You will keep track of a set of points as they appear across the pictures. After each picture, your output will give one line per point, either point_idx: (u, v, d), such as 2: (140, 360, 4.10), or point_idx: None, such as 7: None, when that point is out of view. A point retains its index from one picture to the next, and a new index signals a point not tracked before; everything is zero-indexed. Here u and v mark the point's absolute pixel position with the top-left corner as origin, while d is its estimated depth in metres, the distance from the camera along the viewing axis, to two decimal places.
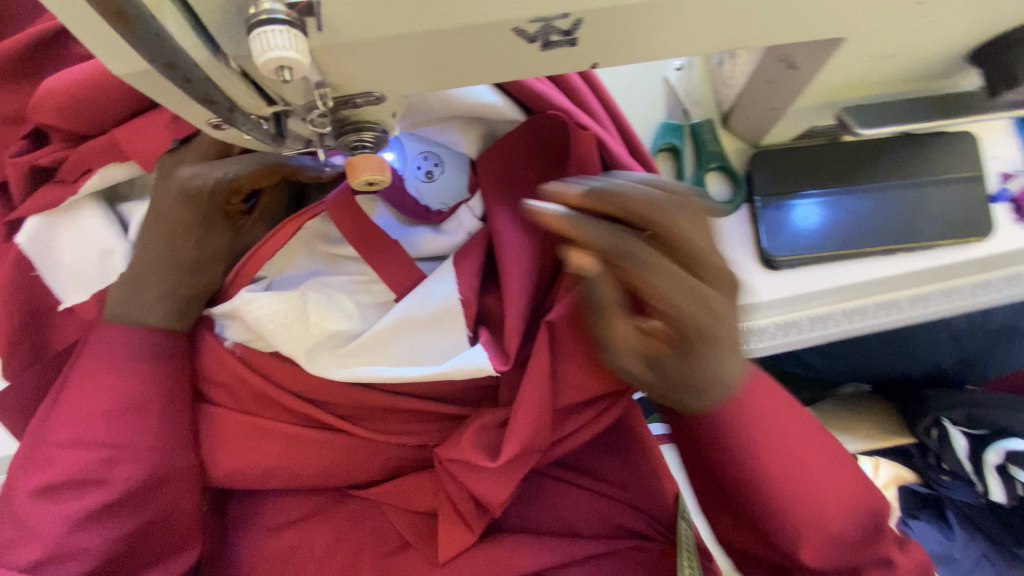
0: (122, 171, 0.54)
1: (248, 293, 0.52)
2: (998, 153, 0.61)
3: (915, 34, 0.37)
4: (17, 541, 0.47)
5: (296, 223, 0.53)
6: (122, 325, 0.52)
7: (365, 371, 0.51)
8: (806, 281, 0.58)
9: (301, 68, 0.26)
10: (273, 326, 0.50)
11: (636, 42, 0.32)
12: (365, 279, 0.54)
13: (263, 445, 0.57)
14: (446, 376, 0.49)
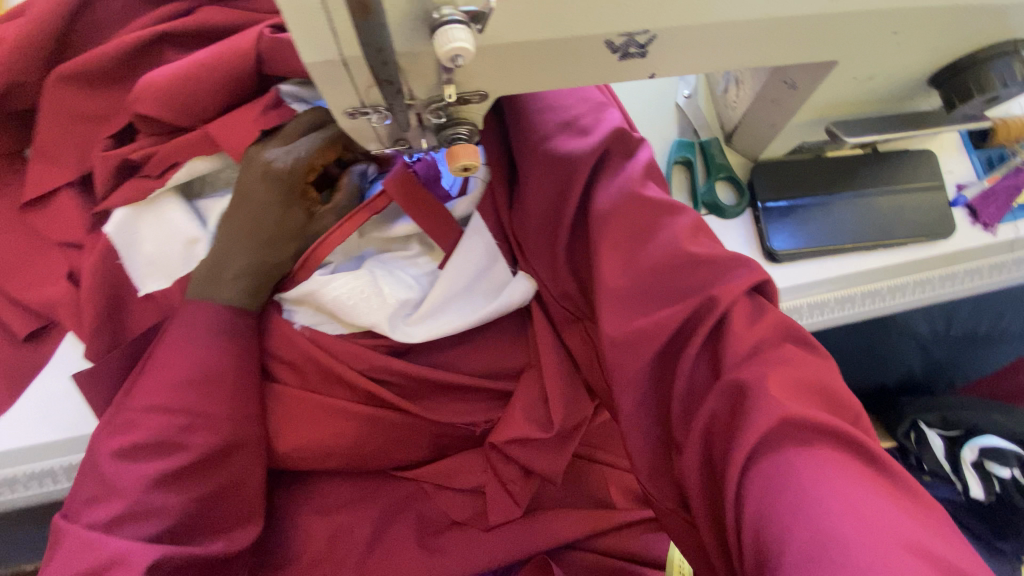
0: (206, 163, 0.59)
1: (320, 277, 0.59)
2: (951, 169, 0.73)
3: (890, 58, 0.47)
4: (101, 499, 0.50)
5: (356, 218, 0.58)
6: (203, 304, 0.57)
7: (436, 326, 0.61)
8: (804, 273, 0.68)
9: (467, 59, 0.33)
10: (352, 300, 0.58)
11: (686, 58, 0.41)
12: (409, 251, 0.64)
13: (324, 422, 0.61)
14: (505, 307, 0.61)
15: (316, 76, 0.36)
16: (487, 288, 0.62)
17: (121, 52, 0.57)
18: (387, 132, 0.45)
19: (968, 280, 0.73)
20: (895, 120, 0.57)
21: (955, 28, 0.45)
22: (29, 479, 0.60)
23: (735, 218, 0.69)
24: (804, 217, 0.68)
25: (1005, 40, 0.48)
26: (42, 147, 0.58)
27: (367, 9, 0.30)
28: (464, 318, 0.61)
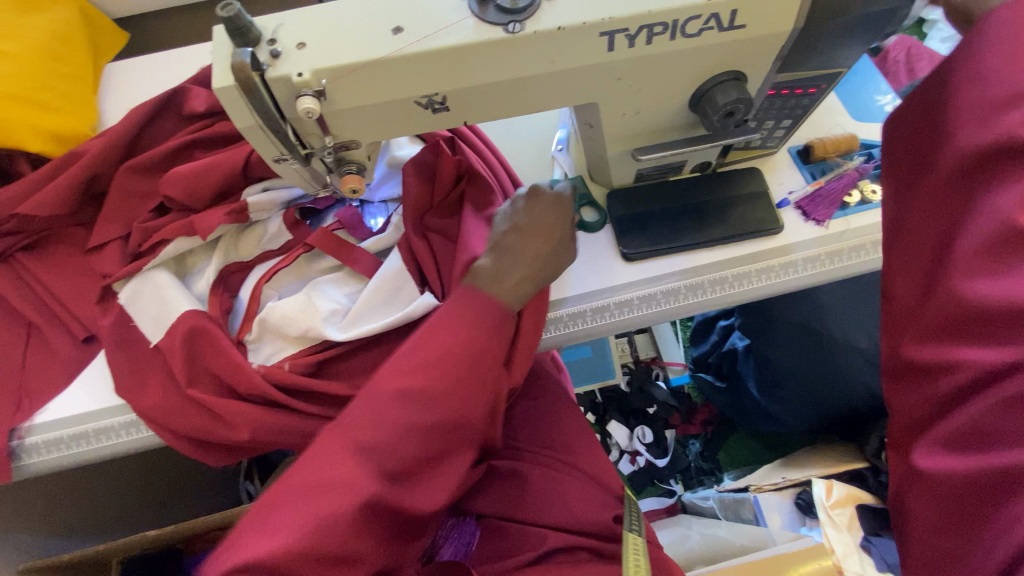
0: (187, 242, 0.83)
1: (271, 303, 0.80)
2: (782, 181, 0.90)
3: (637, 96, 0.69)
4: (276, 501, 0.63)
5: (292, 255, 0.83)
6: (190, 318, 0.77)
7: (356, 330, 0.79)
8: (653, 267, 0.84)
9: (318, 114, 0.59)
10: (295, 312, 0.79)
11: (480, 109, 0.66)
12: (341, 275, 0.84)
13: (277, 413, 0.78)
14: (411, 314, 0.79)
15: (251, 140, 0.62)
16: (399, 296, 0.81)
17: (162, 153, 0.88)
18: (303, 174, 0.70)
19: (814, 264, 0.86)
20: (684, 141, 0.77)
21: (668, 73, 0.66)
22: (70, 439, 0.80)
23: (598, 231, 0.87)
24: (654, 225, 0.85)
25: (721, 73, 0.68)
26: (107, 216, 0.88)
27: (252, 92, 0.56)
28: (379, 322, 0.79)
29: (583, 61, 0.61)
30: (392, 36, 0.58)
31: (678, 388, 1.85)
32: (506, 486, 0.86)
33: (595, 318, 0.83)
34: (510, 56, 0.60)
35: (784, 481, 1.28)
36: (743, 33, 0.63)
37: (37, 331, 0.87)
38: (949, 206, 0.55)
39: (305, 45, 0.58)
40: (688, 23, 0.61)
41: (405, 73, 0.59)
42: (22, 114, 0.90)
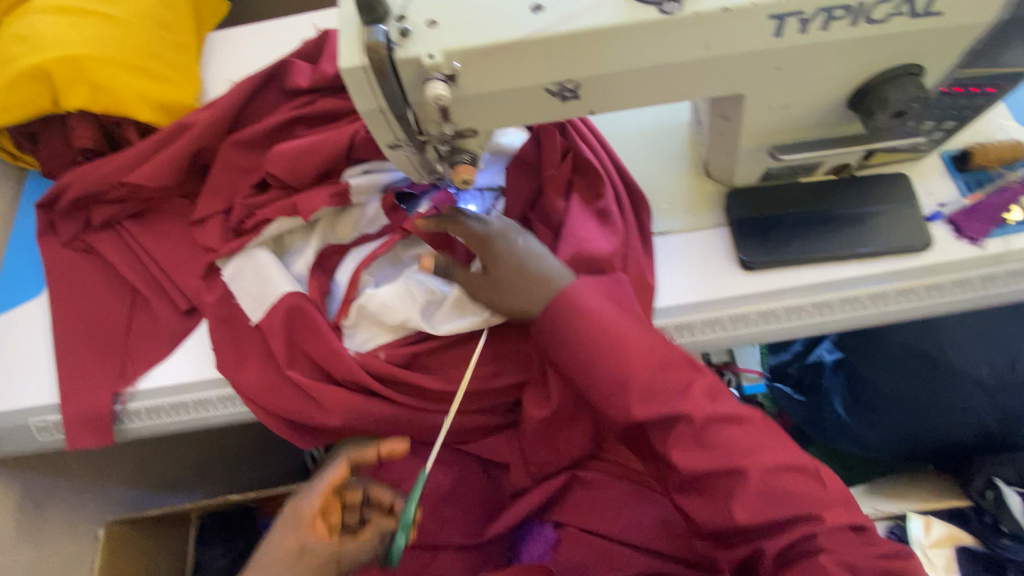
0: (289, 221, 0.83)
1: (368, 290, 0.79)
2: (932, 190, 0.78)
3: (791, 90, 0.61)
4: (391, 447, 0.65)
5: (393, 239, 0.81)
6: (293, 299, 0.77)
7: (455, 324, 0.77)
8: (777, 279, 0.76)
9: (447, 101, 0.54)
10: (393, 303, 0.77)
11: (612, 100, 0.60)
12: None
13: (373, 401, 0.77)
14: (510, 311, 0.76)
15: (370, 123, 0.59)
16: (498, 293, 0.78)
17: (266, 128, 0.88)
18: (415, 162, 0.66)
19: (961, 288, 0.76)
20: (831, 141, 0.68)
21: (836, 64, 0.58)
22: (172, 408, 0.82)
23: (712, 235, 0.81)
24: (780, 233, 0.77)
25: (894, 67, 0.59)
26: (211, 189, 0.89)
27: (383, 73, 0.53)
28: (478, 317, 0.77)
29: (742, 47, 0.54)
30: (532, 15, 0.53)
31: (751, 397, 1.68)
32: (594, 497, 0.83)
33: (704, 331, 0.77)
34: (661, 41, 0.53)
35: (874, 512, 1.17)
36: (938, 21, 0.54)
37: (141, 299, 0.89)
38: (570, 337, 0.66)
39: (436, 23, 0.54)
40: (875, 7, 0.52)
41: (542, 56, 0.54)
42: (132, 82, 0.91)
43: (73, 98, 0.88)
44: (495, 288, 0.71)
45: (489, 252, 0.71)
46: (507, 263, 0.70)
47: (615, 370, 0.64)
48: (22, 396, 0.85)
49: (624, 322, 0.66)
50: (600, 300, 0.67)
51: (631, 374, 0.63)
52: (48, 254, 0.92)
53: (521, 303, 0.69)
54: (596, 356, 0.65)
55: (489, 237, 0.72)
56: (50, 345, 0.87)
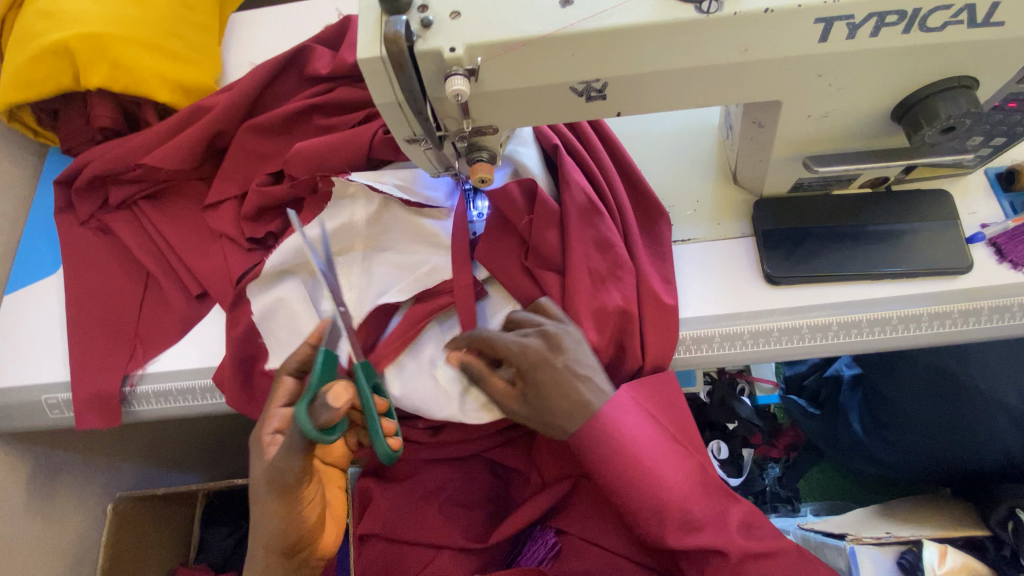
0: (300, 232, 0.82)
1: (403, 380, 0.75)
2: (974, 210, 0.74)
3: (833, 98, 0.57)
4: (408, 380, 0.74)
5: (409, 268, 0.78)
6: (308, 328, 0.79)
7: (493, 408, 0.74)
8: (804, 296, 0.73)
9: (467, 97, 0.52)
10: (424, 402, 0.74)
11: (637, 102, 0.56)
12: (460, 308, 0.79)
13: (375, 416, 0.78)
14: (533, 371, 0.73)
15: (387, 116, 0.57)
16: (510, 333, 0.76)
17: (285, 115, 0.87)
18: (434, 157, 0.64)
19: (1005, 316, 0.71)
20: (872, 154, 0.64)
21: (884, 72, 0.54)
22: (178, 393, 0.82)
23: (735, 245, 0.77)
24: (810, 246, 0.74)
25: (948, 77, 0.55)
26: (228, 176, 0.89)
27: (401, 67, 0.50)
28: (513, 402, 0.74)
29: (785, 51, 0.51)
30: (560, 9, 0.50)
31: (763, 407, 1.62)
32: (600, 515, 0.78)
33: (722, 347, 0.74)
34: (695, 40, 0.50)
35: (887, 536, 1.11)
36: (998, 32, 0.50)
37: (154, 281, 0.89)
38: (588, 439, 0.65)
39: (460, 14, 0.51)
40: (931, 14, 0.48)
41: (567, 54, 0.51)
42: (152, 62, 0.91)
43: (93, 75, 0.88)
44: (536, 410, 0.67)
45: (527, 376, 0.66)
46: (545, 396, 0.65)
47: (651, 491, 0.64)
48: (36, 373, 0.85)
49: (653, 442, 0.66)
50: (634, 417, 0.66)
51: (660, 495, 0.64)
52: (65, 232, 0.92)
53: (562, 427, 0.66)
54: (629, 479, 0.64)
55: (530, 361, 0.65)
56: (64, 323, 0.87)
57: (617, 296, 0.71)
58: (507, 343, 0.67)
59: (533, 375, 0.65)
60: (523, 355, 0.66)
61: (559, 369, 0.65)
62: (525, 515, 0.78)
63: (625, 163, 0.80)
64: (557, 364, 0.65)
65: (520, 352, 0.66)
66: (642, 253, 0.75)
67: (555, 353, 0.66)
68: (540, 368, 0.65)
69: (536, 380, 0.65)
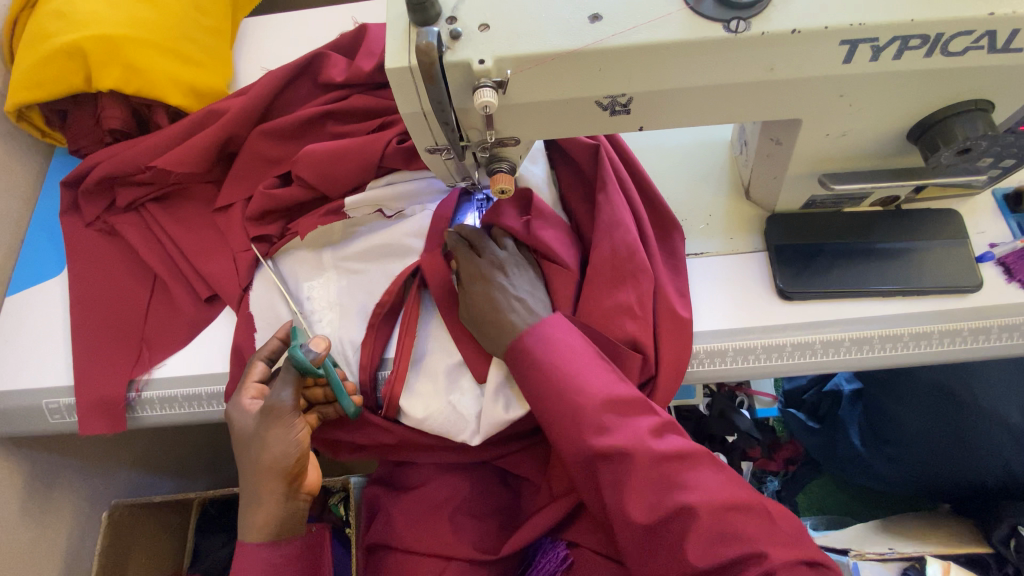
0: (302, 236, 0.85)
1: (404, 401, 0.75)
2: (982, 229, 0.75)
3: (852, 118, 0.58)
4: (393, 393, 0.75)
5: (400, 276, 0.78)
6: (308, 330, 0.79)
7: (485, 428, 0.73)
8: (817, 311, 0.73)
9: (495, 109, 0.52)
10: (445, 428, 0.74)
11: (660, 117, 0.57)
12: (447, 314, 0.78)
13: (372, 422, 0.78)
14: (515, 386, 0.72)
15: (411, 125, 0.57)
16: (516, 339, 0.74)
17: (299, 121, 0.86)
18: (453, 166, 0.64)
19: (1012, 335, 0.72)
20: (888, 173, 0.65)
21: (905, 94, 0.55)
22: (184, 399, 0.81)
23: (748, 260, 0.78)
24: (824, 262, 0.75)
25: (965, 100, 0.56)
26: (240, 181, 0.88)
27: (432, 79, 0.50)
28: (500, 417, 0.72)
29: (809, 72, 0.51)
30: (589, 25, 0.50)
31: (762, 419, 1.62)
32: (612, 528, 0.78)
33: (735, 361, 0.74)
34: (723, 58, 0.50)
35: (891, 551, 1.12)
36: (1018, 57, 0.51)
37: (161, 284, 0.88)
38: (569, 415, 0.63)
39: (488, 27, 0.51)
40: (954, 39, 0.49)
41: (595, 69, 0.51)
42: (165, 65, 0.90)
43: (105, 77, 0.87)
44: (478, 325, 0.70)
45: (469, 290, 0.71)
46: (482, 308, 0.69)
47: (573, 400, 0.63)
48: (38, 376, 0.84)
49: (608, 381, 0.64)
50: (573, 337, 0.67)
51: (584, 407, 0.63)
52: (71, 234, 0.91)
53: (491, 335, 0.69)
54: (553, 386, 0.64)
55: (468, 273, 0.72)
56: (68, 326, 0.86)
57: (631, 296, 0.71)
58: (461, 256, 0.74)
59: (473, 286, 0.71)
60: (463, 264, 0.73)
61: (489, 282, 0.71)
62: (535, 528, 0.78)
63: (638, 176, 0.80)
64: (489, 280, 0.71)
65: (462, 264, 0.73)
66: (658, 265, 0.75)
67: (481, 262, 0.72)
68: (477, 281, 0.71)
69: (481, 297, 0.70)
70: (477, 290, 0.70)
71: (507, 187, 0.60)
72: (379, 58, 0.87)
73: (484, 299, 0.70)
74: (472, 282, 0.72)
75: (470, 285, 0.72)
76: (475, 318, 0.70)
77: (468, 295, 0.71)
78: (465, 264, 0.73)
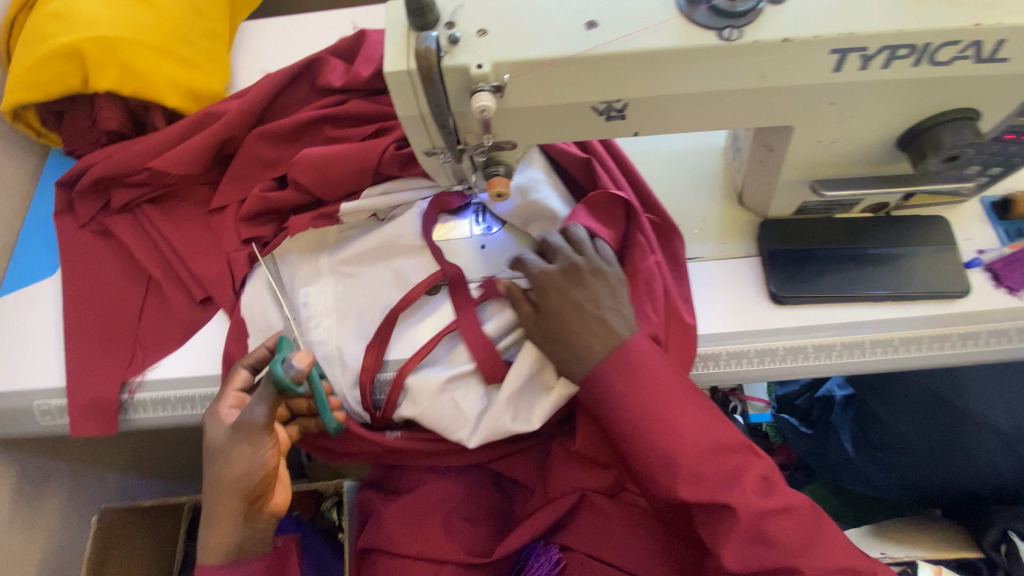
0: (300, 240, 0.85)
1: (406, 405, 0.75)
2: (970, 236, 0.77)
3: (843, 126, 0.59)
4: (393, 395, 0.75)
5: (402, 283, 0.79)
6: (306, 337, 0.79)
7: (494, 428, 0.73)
8: (808, 315, 0.74)
9: (492, 113, 0.53)
10: (443, 423, 0.74)
11: (655, 122, 0.58)
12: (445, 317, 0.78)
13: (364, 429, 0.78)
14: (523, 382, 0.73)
15: (409, 128, 0.58)
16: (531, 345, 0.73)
17: (296, 123, 0.87)
18: (450, 169, 0.64)
19: (999, 339, 0.73)
20: (878, 180, 0.66)
21: (893, 103, 0.56)
22: (178, 401, 0.81)
23: (740, 264, 0.79)
24: (815, 266, 0.76)
25: (952, 110, 0.57)
26: (236, 184, 0.88)
27: (430, 82, 0.51)
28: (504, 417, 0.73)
29: (801, 80, 0.52)
30: (585, 32, 0.51)
31: (756, 425, 1.64)
32: (606, 532, 0.78)
33: (728, 364, 0.75)
34: (717, 65, 0.51)
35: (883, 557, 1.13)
36: (1003, 67, 0.52)
37: (155, 286, 0.88)
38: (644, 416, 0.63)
39: (486, 32, 0.52)
40: (941, 49, 0.50)
41: (591, 74, 0.52)
42: (163, 67, 0.90)
43: (103, 78, 0.87)
44: (552, 342, 0.67)
45: (553, 306, 0.66)
46: (569, 321, 0.66)
47: (655, 413, 0.63)
48: (29, 377, 0.83)
49: (676, 386, 0.64)
50: (655, 353, 0.66)
51: (665, 421, 0.62)
52: (65, 235, 0.90)
53: (574, 354, 0.66)
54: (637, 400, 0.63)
55: (549, 285, 0.67)
56: (61, 327, 0.86)
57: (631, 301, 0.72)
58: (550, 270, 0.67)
59: (558, 298, 0.66)
60: (541, 281, 0.67)
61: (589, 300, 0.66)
62: (529, 531, 0.78)
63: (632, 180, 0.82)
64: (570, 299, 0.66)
65: (560, 284, 0.67)
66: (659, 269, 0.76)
67: (575, 280, 0.67)
68: (565, 297, 0.66)
69: (565, 315, 0.66)
70: (565, 311, 0.66)
71: (503, 191, 0.61)
72: (377, 62, 0.88)
73: (577, 320, 0.66)
74: (553, 296, 0.67)
75: (554, 302, 0.67)
76: (558, 335, 0.67)
77: (547, 313, 0.67)
78: (549, 278, 0.67)
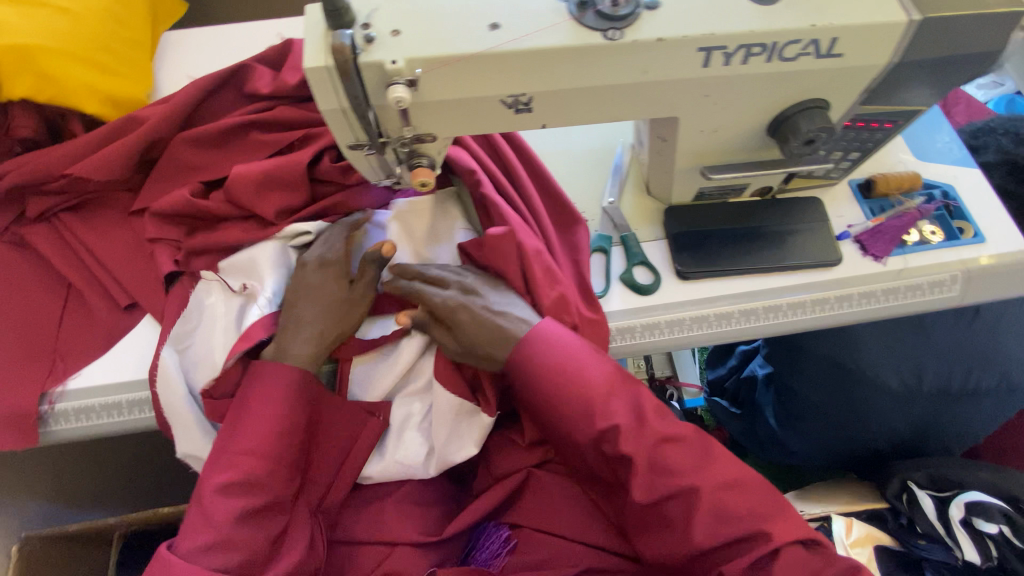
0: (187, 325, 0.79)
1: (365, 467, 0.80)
2: (842, 214, 0.89)
3: (719, 115, 0.68)
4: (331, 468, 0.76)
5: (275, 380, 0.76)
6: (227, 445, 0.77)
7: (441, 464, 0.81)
8: (710, 287, 0.83)
9: (407, 104, 0.58)
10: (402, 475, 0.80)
11: (558, 115, 0.65)
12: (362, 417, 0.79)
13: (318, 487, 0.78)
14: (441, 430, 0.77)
15: (333, 123, 0.62)
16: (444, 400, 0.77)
17: (221, 129, 0.88)
18: (376, 163, 0.68)
19: (868, 300, 0.85)
20: (756, 164, 0.76)
21: (757, 95, 0.65)
22: (104, 409, 0.79)
23: (649, 247, 0.87)
24: (712, 245, 0.85)
25: (805, 100, 0.67)
26: (163, 189, 0.88)
27: (346, 75, 0.56)
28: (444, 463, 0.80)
29: (677, 74, 0.61)
30: (489, 32, 0.57)
31: (692, 410, 1.76)
32: (547, 501, 0.84)
33: (643, 336, 0.82)
34: (606, 62, 0.59)
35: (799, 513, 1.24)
36: (840, 61, 0.63)
37: (76, 294, 0.86)
38: (549, 396, 0.71)
39: (399, 32, 0.57)
40: (787, 47, 0.60)
41: (497, 71, 0.58)
42: (79, 73, 0.89)
43: (16, 85, 0.86)
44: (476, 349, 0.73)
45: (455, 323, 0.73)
46: (471, 330, 0.73)
47: (585, 391, 0.70)
48: None
49: (584, 355, 0.71)
50: (567, 332, 0.74)
51: (595, 402, 0.69)
52: None
53: (491, 353, 0.73)
54: (564, 390, 0.70)
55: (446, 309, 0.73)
56: None
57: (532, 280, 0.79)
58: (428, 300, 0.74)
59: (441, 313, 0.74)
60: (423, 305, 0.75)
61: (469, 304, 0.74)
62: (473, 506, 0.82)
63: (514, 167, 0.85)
64: (452, 310, 0.74)
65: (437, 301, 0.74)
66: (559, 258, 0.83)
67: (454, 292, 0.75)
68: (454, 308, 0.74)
69: (464, 315, 0.73)
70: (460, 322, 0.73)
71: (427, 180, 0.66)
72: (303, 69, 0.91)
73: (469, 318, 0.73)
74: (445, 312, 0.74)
75: (446, 315, 0.74)
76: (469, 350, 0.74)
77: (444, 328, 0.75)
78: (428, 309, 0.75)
